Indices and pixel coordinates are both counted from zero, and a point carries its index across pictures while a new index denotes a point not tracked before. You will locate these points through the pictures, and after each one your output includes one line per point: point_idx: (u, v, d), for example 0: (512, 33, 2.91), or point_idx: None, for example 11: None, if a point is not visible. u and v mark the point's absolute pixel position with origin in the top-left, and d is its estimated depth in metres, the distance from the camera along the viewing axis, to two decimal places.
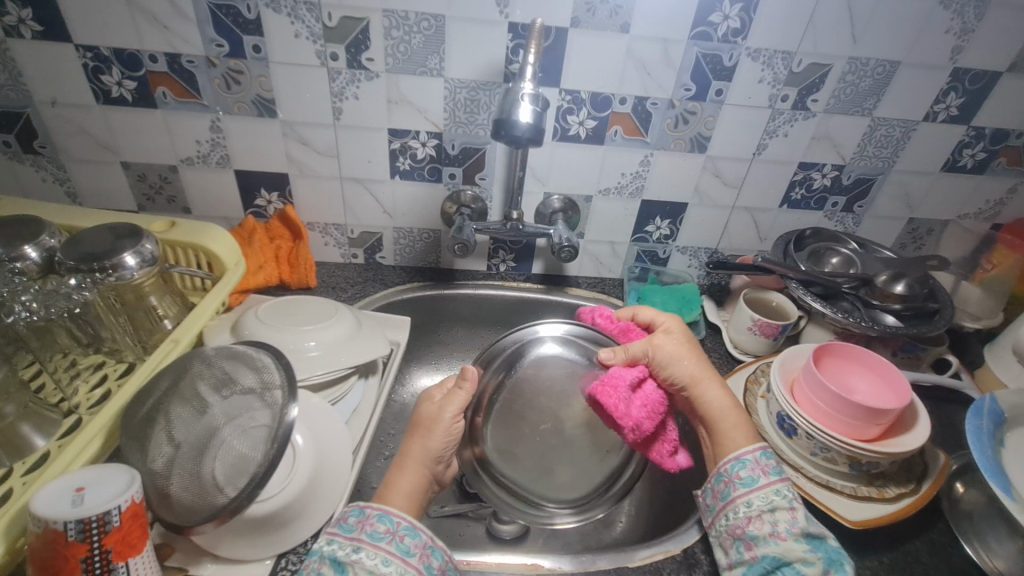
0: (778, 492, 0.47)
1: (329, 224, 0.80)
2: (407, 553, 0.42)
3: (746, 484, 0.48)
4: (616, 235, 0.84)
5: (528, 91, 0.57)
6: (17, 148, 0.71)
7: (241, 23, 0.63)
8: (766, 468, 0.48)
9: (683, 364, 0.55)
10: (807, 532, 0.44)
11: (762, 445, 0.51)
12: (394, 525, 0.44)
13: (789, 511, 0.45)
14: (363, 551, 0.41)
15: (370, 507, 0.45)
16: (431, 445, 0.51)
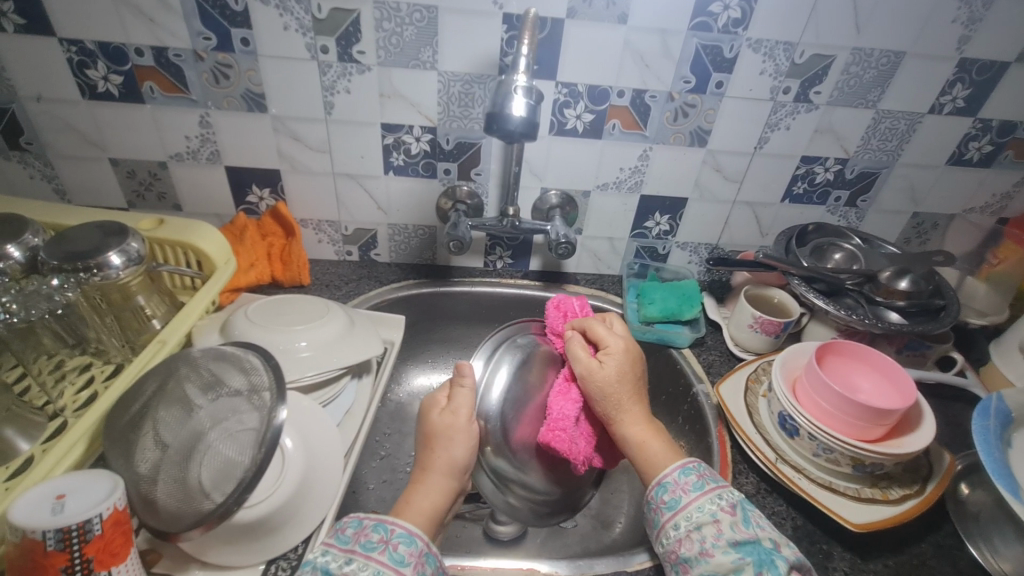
0: (699, 508, 0.45)
1: (322, 221, 0.79)
2: (401, 563, 0.41)
3: (671, 506, 0.46)
4: (615, 231, 0.82)
5: (522, 84, 0.55)
6: (3, 145, 0.69)
7: (228, 16, 0.61)
8: (687, 487, 0.47)
9: (609, 388, 0.52)
10: (737, 541, 0.43)
11: (682, 464, 0.49)
12: (388, 534, 0.43)
13: (716, 524, 0.44)
14: (356, 563, 0.40)
15: (364, 518, 0.44)
16: (454, 454, 0.50)
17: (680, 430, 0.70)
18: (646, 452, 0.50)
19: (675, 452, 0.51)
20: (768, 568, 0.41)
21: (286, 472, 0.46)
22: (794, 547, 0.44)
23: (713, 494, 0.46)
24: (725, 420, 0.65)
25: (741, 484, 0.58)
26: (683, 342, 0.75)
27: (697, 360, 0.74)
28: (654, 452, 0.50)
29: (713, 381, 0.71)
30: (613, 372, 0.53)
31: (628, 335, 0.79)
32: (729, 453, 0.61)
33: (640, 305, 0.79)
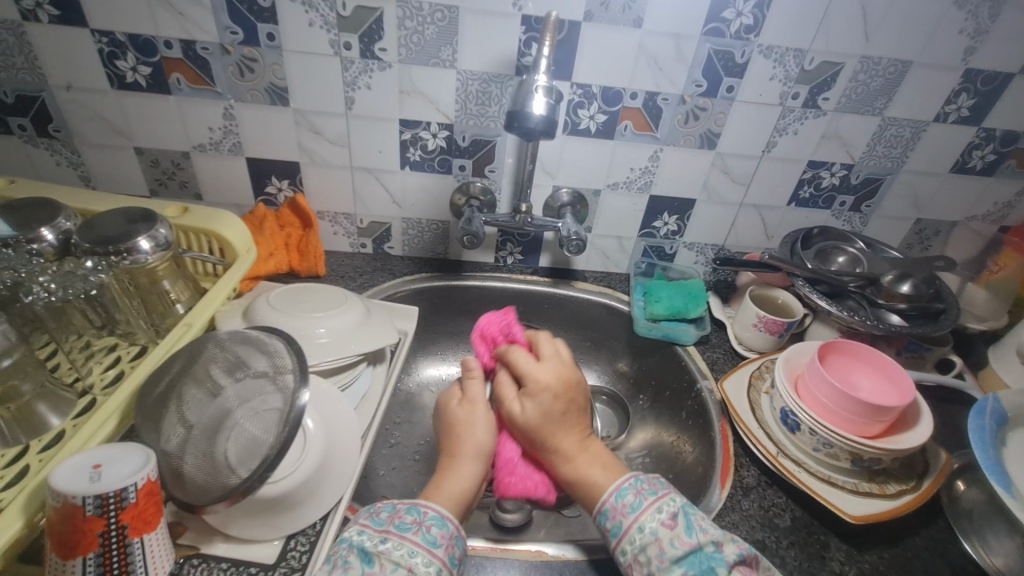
0: (640, 529, 0.46)
1: (338, 213, 0.81)
2: (433, 543, 0.43)
3: (615, 532, 0.47)
4: (623, 230, 0.84)
5: (543, 83, 0.57)
6: (32, 132, 0.71)
7: (256, 11, 0.63)
8: (625, 509, 0.47)
9: (538, 429, 0.54)
10: (678, 556, 0.44)
11: (619, 486, 0.49)
12: (421, 517, 0.45)
13: (657, 543, 0.45)
14: (390, 542, 0.42)
15: (399, 503, 0.46)
16: (479, 438, 0.55)
17: (683, 425, 0.72)
18: (586, 483, 0.51)
19: (618, 473, 0.51)
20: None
21: (307, 451, 0.48)
22: (739, 542, 0.45)
23: (651, 511, 0.47)
24: (728, 415, 0.66)
25: (743, 476, 0.60)
26: (688, 339, 0.77)
27: (701, 357, 0.76)
28: (592, 483, 0.51)
29: (716, 377, 0.72)
30: (539, 411, 0.54)
31: (634, 332, 0.81)
32: (732, 447, 0.63)
33: (647, 302, 0.80)
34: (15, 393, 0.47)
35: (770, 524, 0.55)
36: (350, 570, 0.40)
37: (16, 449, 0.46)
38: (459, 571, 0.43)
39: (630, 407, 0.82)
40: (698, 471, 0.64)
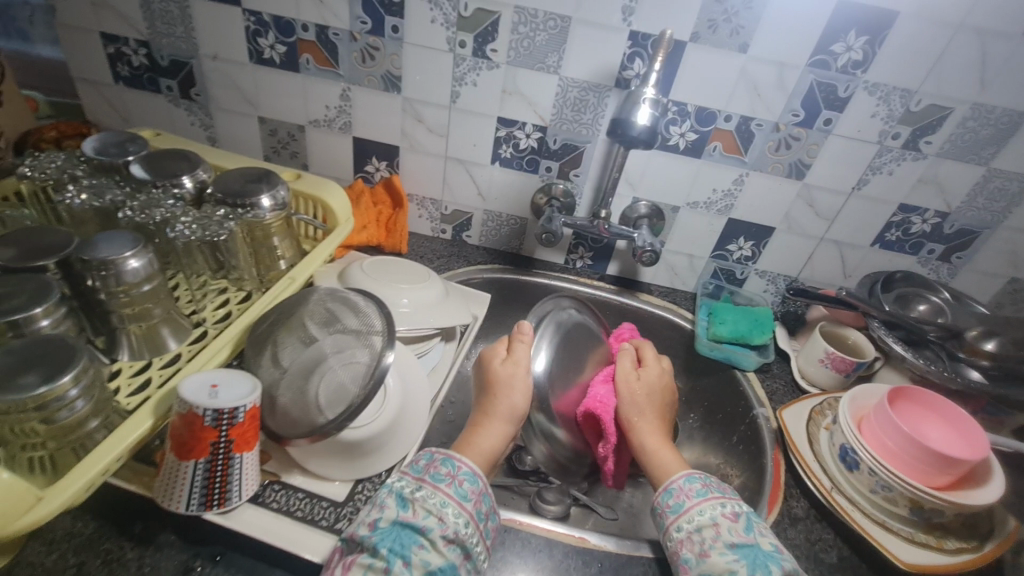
0: (700, 511, 0.48)
1: (426, 198, 0.86)
2: (464, 497, 0.46)
3: (675, 510, 0.49)
4: (696, 248, 0.85)
5: (650, 96, 0.60)
6: (177, 93, 0.81)
7: (387, 5, 0.69)
8: (690, 492, 0.50)
9: (637, 394, 0.61)
10: (734, 543, 0.45)
11: (689, 474, 0.52)
12: (454, 470, 0.48)
13: (715, 526, 0.46)
14: (425, 489, 0.46)
15: (437, 454, 0.50)
16: (514, 401, 0.57)
17: (733, 449, 0.72)
18: (658, 460, 0.56)
19: (682, 465, 0.55)
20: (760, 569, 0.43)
21: (384, 406, 0.52)
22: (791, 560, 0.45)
23: (714, 501, 0.49)
24: (783, 445, 0.66)
25: (792, 506, 0.60)
26: (749, 365, 0.77)
27: (760, 385, 0.75)
28: (665, 465, 0.55)
29: (774, 407, 0.72)
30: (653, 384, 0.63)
31: (695, 350, 0.82)
32: (783, 476, 0.63)
33: (711, 323, 0.81)
34: (149, 313, 0.53)
35: (815, 557, 0.55)
36: (388, 511, 0.45)
37: (142, 362, 0.54)
38: (483, 523, 0.46)
39: (679, 423, 0.82)
40: (744, 496, 0.65)
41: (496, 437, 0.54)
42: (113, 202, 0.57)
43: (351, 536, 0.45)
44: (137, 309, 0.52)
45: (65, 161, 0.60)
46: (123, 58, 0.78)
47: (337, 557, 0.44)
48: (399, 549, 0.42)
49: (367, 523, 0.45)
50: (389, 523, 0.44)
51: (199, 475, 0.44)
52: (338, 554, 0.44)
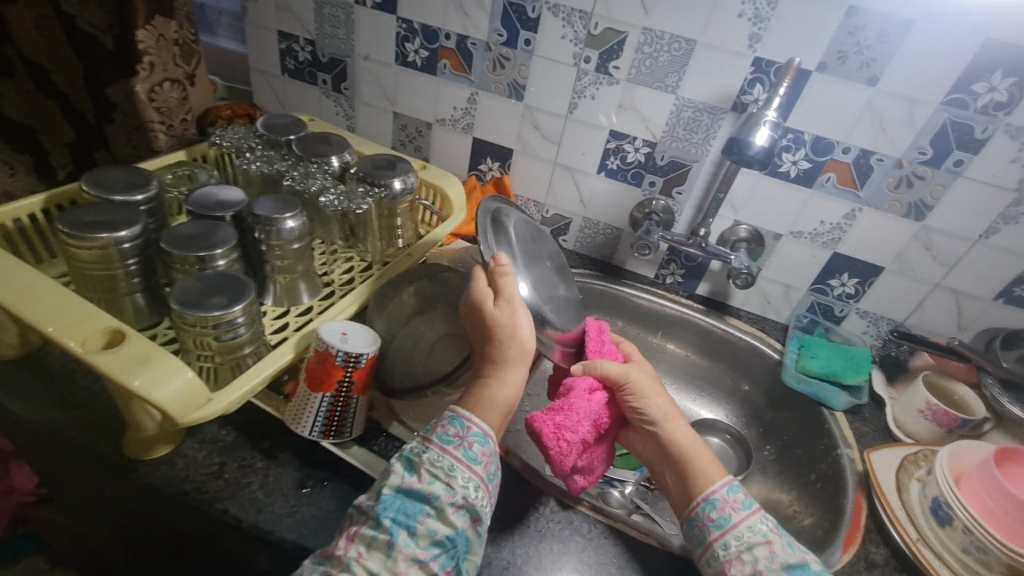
0: (750, 527, 0.48)
1: (530, 200, 0.91)
2: (473, 460, 0.46)
3: (720, 523, 0.48)
4: (794, 279, 0.83)
5: (771, 119, 0.62)
6: (330, 86, 0.93)
7: (523, 20, 0.76)
8: (736, 505, 0.50)
9: (654, 393, 0.57)
10: (788, 564, 0.46)
11: (730, 481, 0.51)
12: (459, 430, 0.47)
13: (767, 544, 0.47)
14: (429, 452, 0.46)
15: (443, 415, 0.49)
16: (524, 342, 0.53)
17: (809, 486, 0.70)
18: (693, 466, 0.53)
19: (722, 469, 0.53)
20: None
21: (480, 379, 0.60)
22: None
23: (759, 515, 0.49)
24: (866, 488, 0.63)
25: (870, 551, 0.57)
26: (839, 404, 0.74)
27: (849, 427, 0.72)
28: (698, 470, 0.53)
29: (861, 450, 0.69)
30: (649, 385, 0.57)
31: (779, 380, 0.80)
32: (863, 519, 0.60)
33: (802, 356, 0.79)
34: (292, 268, 0.62)
35: None
36: (394, 477, 0.45)
37: (282, 308, 0.63)
38: (488, 481, 0.46)
39: (753, 453, 0.81)
40: (817, 533, 0.63)
41: (516, 380, 0.52)
42: (277, 171, 0.68)
43: (359, 503, 0.45)
44: (286, 262, 0.62)
45: (243, 134, 0.71)
46: (291, 54, 0.91)
47: (345, 523, 0.45)
48: (402, 521, 0.42)
49: (374, 491, 0.45)
50: (394, 491, 0.44)
51: (323, 407, 0.51)
52: (348, 520, 0.45)
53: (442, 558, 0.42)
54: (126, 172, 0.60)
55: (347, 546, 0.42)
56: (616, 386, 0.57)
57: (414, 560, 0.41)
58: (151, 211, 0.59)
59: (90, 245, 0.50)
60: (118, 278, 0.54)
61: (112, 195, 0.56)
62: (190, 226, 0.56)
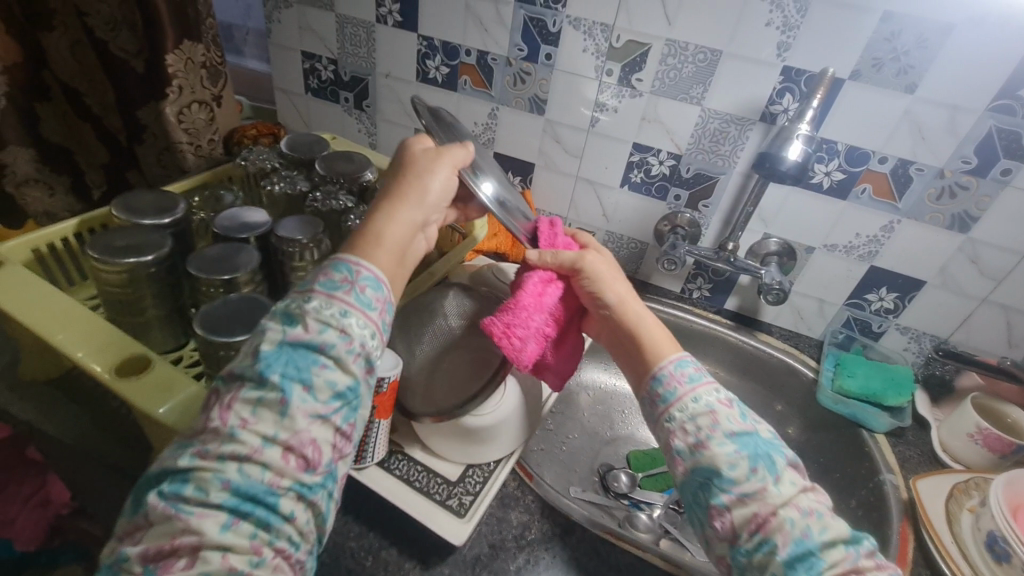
0: (695, 398, 0.43)
1: (552, 214, 0.90)
2: (368, 305, 0.39)
3: (667, 398, 0.43)
4: (828, 293, 0.80)
5: (804, 132, 0.60)
6: (352, 104, 0.93)
7: (544, 34, 0.75)
8: (682, 378, 0.44)
9: (608, 276, 0.51)
10: (732, 433, 0.41)
11: (680, 356, 0.46)
12: (347, 274, 0.39)
13: (710, 415, 0.42)
14: (311, 299, 0.38)
15: (326, 262, 0.41)
16: (430, 184, 0.45)
17: (850, 513, 0.67)
18: (645, 344, 0.48)
19: (676, 345, 0.48)
20: (763, 462, 0.39)
21: (502, 401, 0.56)
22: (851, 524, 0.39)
23: (708, 388, 0.44)
24: (912, 518, 0.60)
25: None
26: (880, 427, 0.71)
27: (891, 450, 0.69)
28: (650, 347, 0.47)
29: (905, 476, 0.66)
30: (606, 268, 0.52)
31: (815, 400, 0.76)
32: (911, 552, 0.57)
33: (838, 375, 0.76)
34: None
35: None
36: (274, 332, 0.37)
37: None
38: (376, 315, 0.39)
39: None
40: None
41: (406, 221, 0.44)
42: (301, 192, 0.69)
43: (225, 373, 0.37)
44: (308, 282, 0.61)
45: (268, 154, 0.72)
46: (314, 73, 0.92)
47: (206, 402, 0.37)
48: (293, 377, 0.35)
49: (246, 355, 0.37)
50: (274, 346, 0.36)
51: None
52: (213, 393, 0.38)
53: (343, 413, 0.37)
54: (154, 196, 0.60)
55: (222, 415, 0.35)
56: (570, 273, 0.52)
57: (312, 417, 0.35)
58: (179, 234, 0.60)
59: (117, 270, 0.51)
60: (144, 301, 0.54)
61: (139, 220, 0.56)
62: (215, 249, 0.56)
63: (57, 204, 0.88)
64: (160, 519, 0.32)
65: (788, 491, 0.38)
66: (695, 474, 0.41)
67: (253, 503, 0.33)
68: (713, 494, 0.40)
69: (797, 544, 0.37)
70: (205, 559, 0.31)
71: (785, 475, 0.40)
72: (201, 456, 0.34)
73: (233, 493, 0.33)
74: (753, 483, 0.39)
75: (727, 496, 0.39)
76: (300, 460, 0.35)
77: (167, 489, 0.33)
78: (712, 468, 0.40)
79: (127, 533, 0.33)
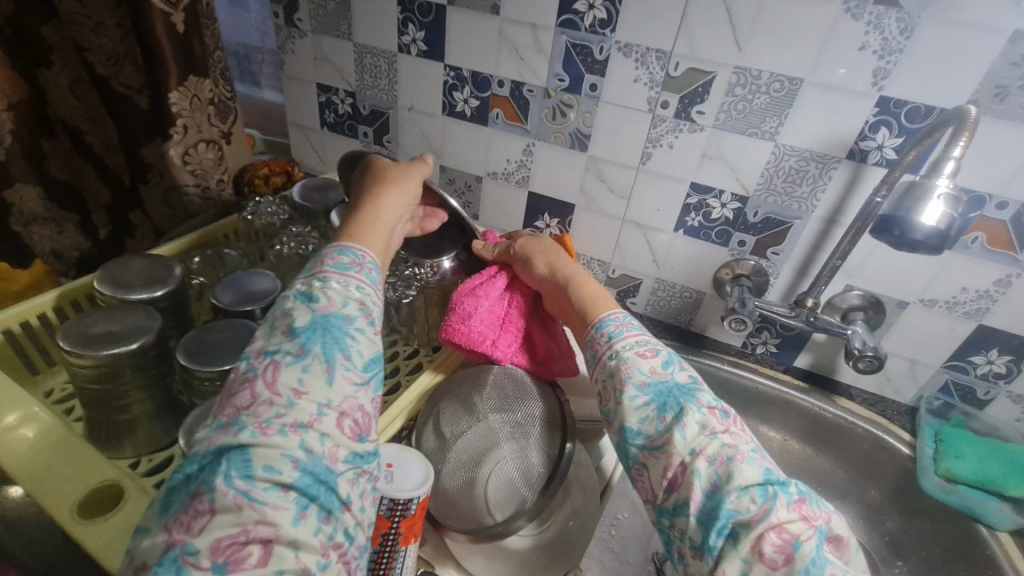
0: (614, 354, 0.47)
1: (594, 259, 0.80)
2: (375, 284, 0.44)
3: (592, 361, 0.49)
4: (923, 354, 0.68)
5: (947, 189, 0.49)
6: (371, 140, 0.85)
7: (589, 63, 0.66)
8: (603, 338, 0.49)
9: (534, 251, 0.57)
10: (644, 384, 0.44)
11: (602, 319, 0.50)
12: (358, 258, 0.45)
13: (624, 369, 0.45)
14: (332, 279, 0.42)
15: (327, 250, 0.45)
16: (409, 188, 0.52)
17: None
18: (575, 310, 0.52)
19: (606, 304, 0.51)
20: (670, 410, 0.41)
21: (556, 508, 0.47)
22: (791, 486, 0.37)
23: (628, 342, 0.47)
24: None
25: None
26: (1002, 523, 0.59)
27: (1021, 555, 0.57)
28: (578, 310, 0.52)
29: None
30: (532, 244, 0.58)
31: (916, 484, 0.65)
32: None
33: (943, 454, 0.64)
34: None
35: None
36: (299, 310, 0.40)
37: None
38: (378, 287, 0.45)
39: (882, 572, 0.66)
40: None
41: (387, 212, 0.49)
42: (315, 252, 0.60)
43: (257, 352, 0.38)
44: None
45: (276, 206, 0.64)
46: (331, 106, 0.85)
47: (243, 379, 0.36)
48: (334, 347, 0.38)
49: (277, 333, 0.39)
50: (309, 321, 0.39)
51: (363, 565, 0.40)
52: (240, 373, 0.37)
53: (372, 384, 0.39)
54: (147, 262, 0.52)
55: (272, 389, 0.35)
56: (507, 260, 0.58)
57: (353, 388, 0.37)
58: (172, 306, 0.51)
59: (95, 364, 0.43)
60: (129, 396, 0.45)
61: (128, 293, 0.48)
62: (214, 330, 0.48)
63: (65, 242, 0.81)
64: (230, 507, 0.30)
65: (694, 438, 0.39)
66: (618, 435, 0.44)
67: (320, 481, 0.33)
68: (630, 450, 0.43)
69: (707, 494, 0.37)
70: (280, 555, 0.30)
71: (699, 421, 0.40)
72: (261, 431, 0.33)
73: (304, 472, 0.33)
74: (661, 435, 0.41)
75: (643, 450, 0.42)
76: (352, 426, 0.36)
77: (232, 472, 0.31)
78: (626, 425, 0.43)
79: (182, 525, 0.30)
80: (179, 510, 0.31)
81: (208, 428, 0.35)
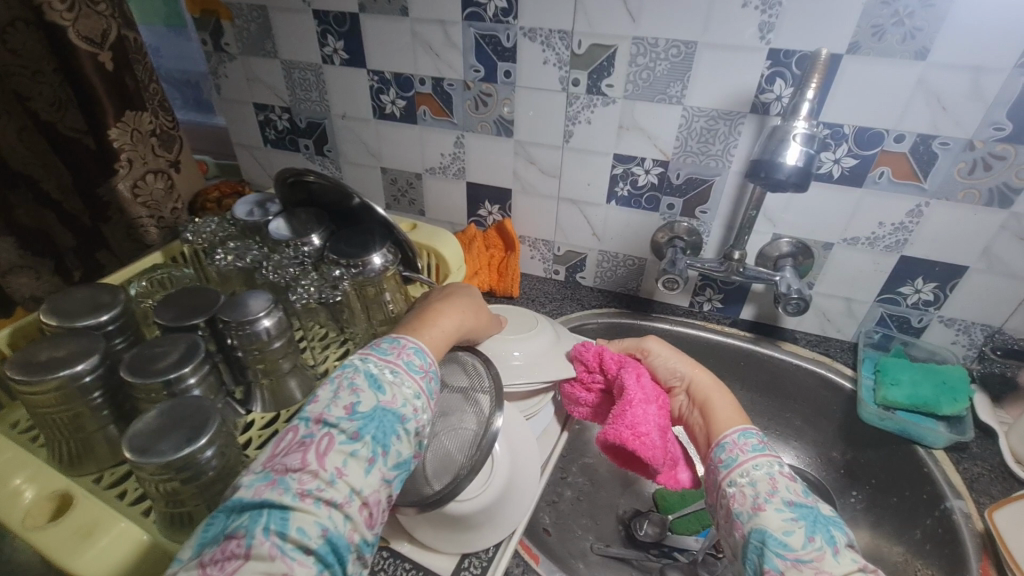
0: (756, 466, 0.43)
1: (538, 239, 0.83)
2: (431, 393, 0.45)
3: (727, 463, 0.45)
4: (856, 291, 0.71)
5: (801, 130, 0.54)
6: (313, 151, 0.88)
7: (499, 51, 0.68)
8: (745, 447, 0.45)
9: (670, 354, 0.58)
10: (791, 501, 0.41)
11: (743, 429, 0.47)
12: (426, 364, 0.45)
13: (771, 482, 0.42)
14: (399, 375, 0.43)
15: (405, 339, 0.47)
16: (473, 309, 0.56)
17: (917, 548, 0.59)
18: (713, 412, 0.51)
19: (741, 417, 0.50)
20: (822, 532, 0.38)
21: (494, 471, 0.51)
22: None
23: (771, 459, 0.44)
24: (994, 555, 0.52)
25: None
26: (936, 442, 0.62)
27: (955, 469, 0.60)
28: (719, 415, 0.50)
29: (977, 500, 0.57)
30: (667, 348, 0.59)
31: (858, 416, 0.68)
32: None
33: (879, 383, 0.68)
34: (278, 368, 0.56)
35: None
36: (365, 395, 0.41)
37: (271, 415, 0.57)
38: (434, 398, 0.45)
39: (836, 501, 0.69)
40: None
41: (454, 324, 0.52)
42: (253, 262, 0.63)
43: (316, 418, 0.39)
44: (268, 364, 0.55)
45: (218, 226, 0.68)
46: (270, 124, 0.87)
47: (300, 443, 0.38)
48: (382, 439, 0.39)
49: (340, 406, 0.40)
50: (371, 408, 0.40)
51: None
52: (296, 435, 0.39)
53: (397, 483, 0.40)
54: (88, 291, 0.55)
55: (320, 461, 0.37)
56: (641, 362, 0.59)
57: (384, 481, 0.39)
58: (120, 328, 0.54)
59: (46, 389, 0.45)
60: (84, 417, 0.48)
61: (72, 321, 0.51)
62: (158, 344, 0.51)
63: (43, 289, 0.84)
64: (263, 556, 0.32)
65: (848, 566, 0.37)
66: (752, 542, 0.39)
67: (336, 554, 0.35)
68: (767, 559, 0.38)
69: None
70: None
71: (847, 553, 0.38)
72: (301, 496, 0.35)
73: (327, 542, 0.34)
74: (811, 551, 0.37)
75: (781, 562, 0.37)
76: (368, 517, 0.37)
77: (271, 525, 0.33)
78: (766, 531, 0.39)
79: (217, 562, 0.32)
80: (215, 547, 0.33)
81: (255, 476, 0.36)
